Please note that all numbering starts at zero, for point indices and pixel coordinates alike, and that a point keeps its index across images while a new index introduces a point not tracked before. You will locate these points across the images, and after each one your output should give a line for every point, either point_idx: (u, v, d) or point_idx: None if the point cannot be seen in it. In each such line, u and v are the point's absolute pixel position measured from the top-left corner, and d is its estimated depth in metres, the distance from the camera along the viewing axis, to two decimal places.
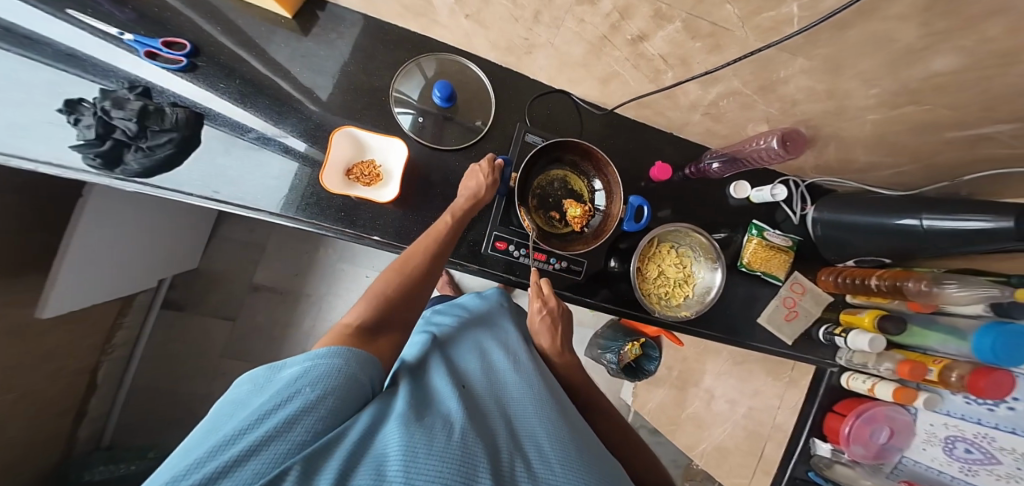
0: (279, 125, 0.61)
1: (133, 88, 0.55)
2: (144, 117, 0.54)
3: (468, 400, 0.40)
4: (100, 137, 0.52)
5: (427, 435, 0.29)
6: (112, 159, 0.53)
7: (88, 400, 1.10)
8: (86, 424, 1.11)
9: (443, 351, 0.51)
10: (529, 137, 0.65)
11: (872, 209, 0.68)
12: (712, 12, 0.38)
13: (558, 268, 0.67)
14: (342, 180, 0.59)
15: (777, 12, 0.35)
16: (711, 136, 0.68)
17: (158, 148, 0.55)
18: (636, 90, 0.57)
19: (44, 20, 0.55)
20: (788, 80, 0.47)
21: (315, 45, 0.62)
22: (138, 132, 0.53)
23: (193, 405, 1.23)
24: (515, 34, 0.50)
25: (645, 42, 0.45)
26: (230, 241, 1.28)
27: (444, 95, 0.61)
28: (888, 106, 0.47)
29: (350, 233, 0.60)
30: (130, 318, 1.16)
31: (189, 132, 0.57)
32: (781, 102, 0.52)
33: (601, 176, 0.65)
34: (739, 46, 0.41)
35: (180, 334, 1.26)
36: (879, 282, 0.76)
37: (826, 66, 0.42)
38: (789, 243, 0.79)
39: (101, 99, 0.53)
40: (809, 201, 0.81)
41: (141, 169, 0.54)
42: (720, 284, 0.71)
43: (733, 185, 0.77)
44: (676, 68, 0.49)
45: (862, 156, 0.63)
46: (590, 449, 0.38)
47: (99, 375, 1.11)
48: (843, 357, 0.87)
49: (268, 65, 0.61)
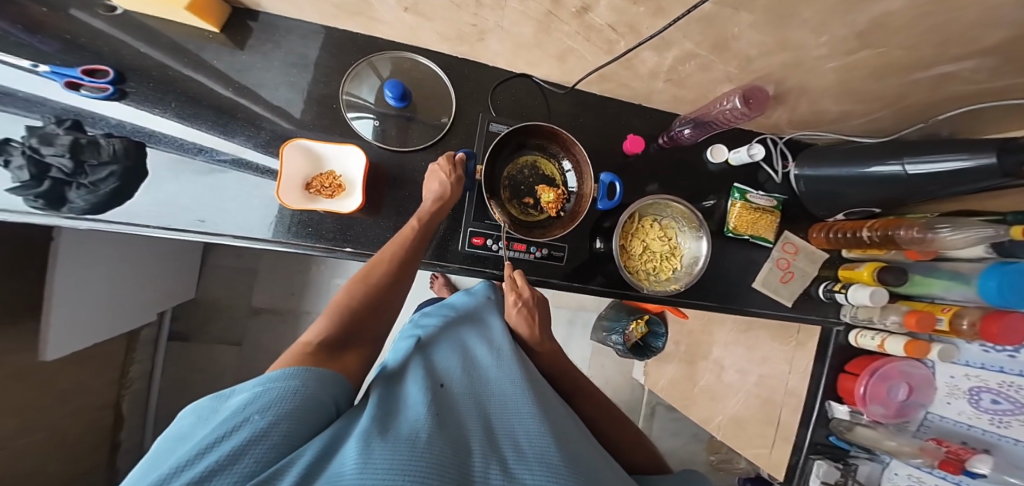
0: (233, 141, 0.62)
1: (61, 122, 0.56)
2: (78, 152, 0.55)
3: (443, 404, 0.40)
4: (37, 177, 0.54)
5: (388, 448, 0.29)
6: (56, 199, 0.55)
7: (120, 434, 1.13)
8: (123, 457, 1.15)
9: (423, 353, 0.51)
10: (493, 126, 0.65)
11: (853, 159, 0.68)
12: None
13: (539, 256, 0.69)
14: (300, 195, 0.60)
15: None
16: (678, 102, 0.67)
17: (100, 182, 0.56)
18: (593, 63, 0.57)
19: None
20: (739, 36, 0.46)
21: (251, 57, 0.62)
22: (75, 169, 0.55)
23: None
24: (462, 21, 0.50)
25: (589, 13, 0.45)
26: (224, 265, 1.30)
27: (396, 94, 0.61)
28: (845, 52, 0.47)
29: (323, 248, 0.62)
30: (141, 352, 1.18)
31: (129, 161, 0.58)
32: (738, 59, 0.52)
33: (569, 155, 0.66)
34: (681, 5, 0.41)
35: (194, 361, 1.28)
36: (870, 234, 0.76)
37: (773, 17, 0.42)
38: (773, 203, 0.78)
39: (29, 136, 0.54)
40: (789, 158, 0.80)
41: (88, 205, 0.56)
42: (706, 253, 0.70)
43: (710, 149, 0.76)
44: (627, 36, 0.49)
45: (831, 105, 0.62)
46: (569, 443, 0.38)
47: (124, 410, 1.14)
48: (847, 314, 0.88)
49: (219, 79, 0.62)
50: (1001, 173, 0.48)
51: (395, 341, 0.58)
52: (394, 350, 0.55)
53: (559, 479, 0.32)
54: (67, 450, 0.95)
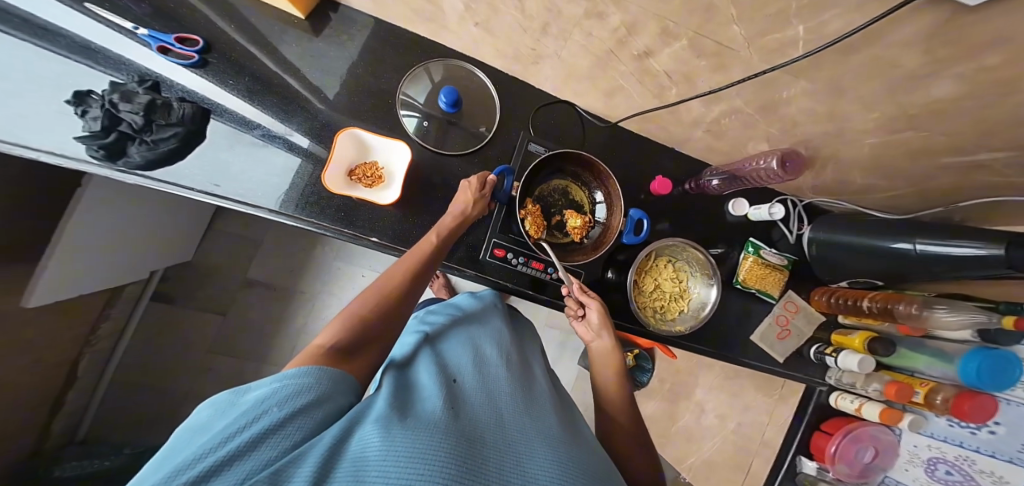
0: (285, 123, 0.62)
1: (142, 82, 0.54)
2: (151, 111, 0.53)
3: (454, 399, 0.41)
4: (106, 129, 0.51)
5: (409, 434, 0.30)
6: (116, 152, 0.52)
7: (66, 394, 1.07)
8: (62, 419, 1.07)
9: (431, 353, 0.52)
10: (531, 146, 0.66)
11: (870, 230, 0.68)
12: (719, 30, 0.38)
13: (556, 278, 0.66)
14: (344, 181, 0.59)
15: (786, 33, 0.36)
16: (711, 152, 0.68)
17: (162, 142, 0.54)
18: (640, 104, 0.57)
19: (63, 13, 0.57)
20: (790, 101, 0.47)
21: (326, 46, 0.63)
22: (143, 126, 0.53)
23: (177, 402, 1.21)
24: (523, 43, 0.51)
25: (651, 58, 0.46)
26: (227, 235, 1.27)
27: (450, 100, 0.61)
28: (887, 130, 0.48)
29: (348, 234, 0.60)
30: (118, 309, 1.13)
31: (194, 126, 0.57)
32: (782, 122, 0.53)
33: (602, 187, 0.65)
34: (744, 66, 0.42)
35: (171, 328, 1.23)
36: (870, 304, 0.77)
37: (827, 89, 0.43)
38: (784, 262, 0.79)
39: (110, 91, 0.53)
40: (805, 221, 0.81)
41: (144, 161, 0.53)
42: (715, 300, 0.71)
43: (733, 201, 0.77)
44: (681, 85, 0.49)
45: (857, 177, 0.64)
46: (574, 446, 0.40)
47: (79, 368, 1.08)
48: (834, 376, 0.86)
49: (279, 63, 0.62)
50: (1005, 263, 0.48)
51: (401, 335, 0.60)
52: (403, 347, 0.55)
53: (568, 475, 0.33)
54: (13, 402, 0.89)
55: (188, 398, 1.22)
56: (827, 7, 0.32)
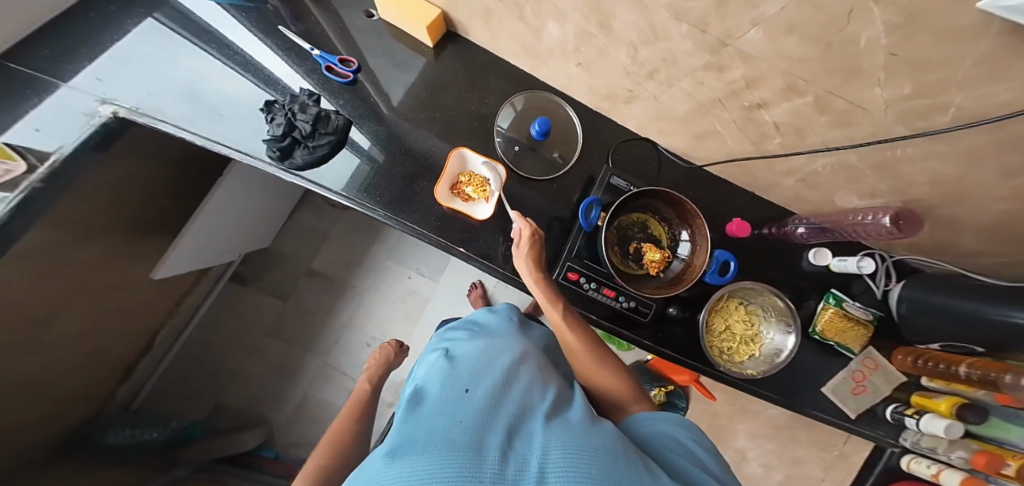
0: (391, 141, 0.65)
1: (311, 96, 0.63)
2: (318, 121, 0.61)
3: (460, 403, 0.40)
4: (283, 134, 0.60)
5: (413, 458, 0.30)
6: (284, 154, 0.60)
7: (139, 360, 1.16)
8: (128, 385, 1.16)
9: (446, 361, 0.54)
10: (615, 179, 0.63)
11: (974, 294, 0.60)
12: (857, 92, 0.36)
13: (625, 307, 0.64)
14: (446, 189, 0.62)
15: (934, 101, 0.33)
16: (796, 200, 0.65)
17: (321, 147, 0.61)
18: (731, 150, 0.56)
19: (254, 39, 0.68)
20: (913, 160, 0.44)
21: (442, 70, 0.68)
22: (310, 133, 0.60)
23: (224, 380, 1.30)
24: (621, 85, 0.51)
25: (763, 110, 0.44)
26: (289, 232, 1.35)
27: (542, 130, 0.61)
28: (1022, 202, 0.44)
29: (442, 242, 0.62)
30: (202, 285, 1.23)
31: (344, 136, 0.63)
32: (896, 179, 0.49)
33: (687, 225, 0.63)
34: (872, 124, 0.40)
35: (232, 311, 1.32)
36: (969, 370, 0.70)
37: (965, 156, 0.40)
38: (869, 317, 0.72)
39: (292, 102, 0.62)
40: (893, 277, 0.75)
41: (303, 163, 0.60)
42: (792, 348, 0.66)
43: (816, 250, 0.69)
44: (787, 136, 0.48)
45: (966, 242, 0.57)
46: (584, 421, 0.37)
47: (159, 336, 1.18)
48: (908, 438, 0.79)
49: (389, 88, 0.68)
50: None
51: (424, 356, 0.64)
52: (426, 367, 0.57)
53: (577, 446, 0.32)
54: (102, 368, 0.99)
55: (239, 378, 1.30)
56: (994, 94, 0.30)
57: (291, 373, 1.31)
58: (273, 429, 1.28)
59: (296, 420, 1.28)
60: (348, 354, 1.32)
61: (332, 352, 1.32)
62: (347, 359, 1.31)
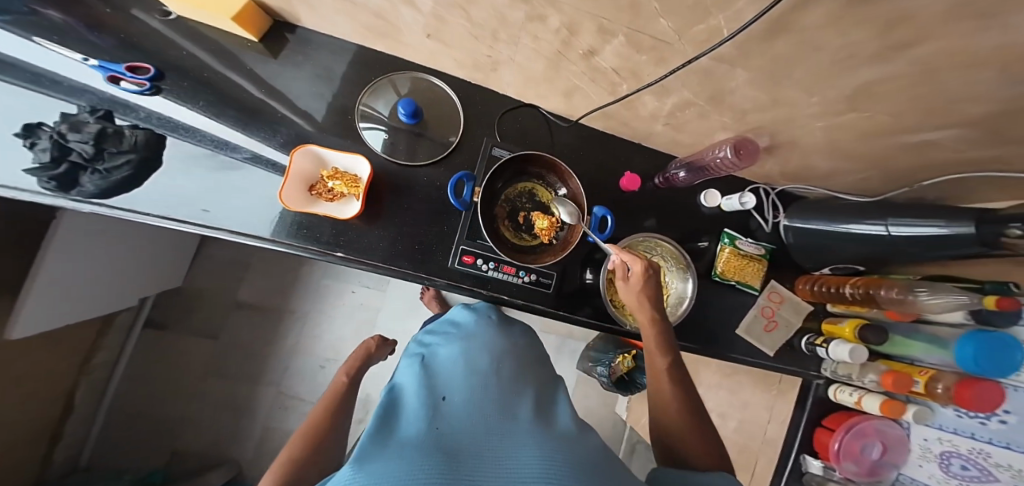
0: (267, 138, 0.68)
1: (94, 114, 0.64)
2: (101, 141, 0.63)
3: (441, 420, 0.45)
4: (55, 160, 0.61)
5: (392, 461, 0.35)
6: (68, 182, 0.60)
7: (63, 423, 1.08)
8: (62, 447, 1.09)
9: (427, 370, 0.57)
10: (496, 151, 0.69)
11: (841, 215, 0.66)
12: (651, 27, 0.41)
13: (527, 281, 0.69)
14: (303, 198, 0.63)
15: (708, 25, 0.37)
16: (675, 145, 0.70)
17: (115, 170, 0.63)
18: (597, 102, 0.62)
19: (22, 47, 0.64)
20: (735, 91, 0.50)
21: (282, 66, 0.70)
22: (95, 155, 0.62)
23: (169, 426, 1.22)
24: (479, 52, 0.57)
25: (595, 56, 0.50)
26: (216, 258, 1.30)
27: (408, 112, 0.66)
28: (832, 114, 0.49)
29: (316, 250, 0.65)
30: (110, 337, 1.15)
31: (147, 152, 0.65)
32: (732, 111, 0.55)
33: (566, 184, 0.66)
34: (680, 56, 0.45)
35: (165, 353, 1.25)
36: (853, 291, 0.73)
37: (766, 78, 0.45)
38: (762, 252, 0.77)
39: (61, 123, 0.63)
40: (779, 208, 0.81)
41: (96, 189, 0.61)
42: (693, 294, 0.69)
43: (705, 193, 0.75)
44: (629, 80, 0.54)
45: (820, 161, 0.65)
46: (558, 439, 0.43)
47: (76, 398, 1.10)
48: (829, 369, 0.85)
49: (258, 84, 0.69)
50: (978, 241, 0.46)
51: (402, 358, 0.66)
52: (403, 373, 0.60)
53: (542, 458, 0.38)
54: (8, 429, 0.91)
55: (185, 420, 1.23)
56: (743, 14, 0.34)
57: (241, 405, 1.25)
58: (240, 465, 1.21)
59: (262, 453, 1.23)
60: (305, 377, 1.28)
61: (286, 379, 1.27)
62: (305, 383, 1.27)
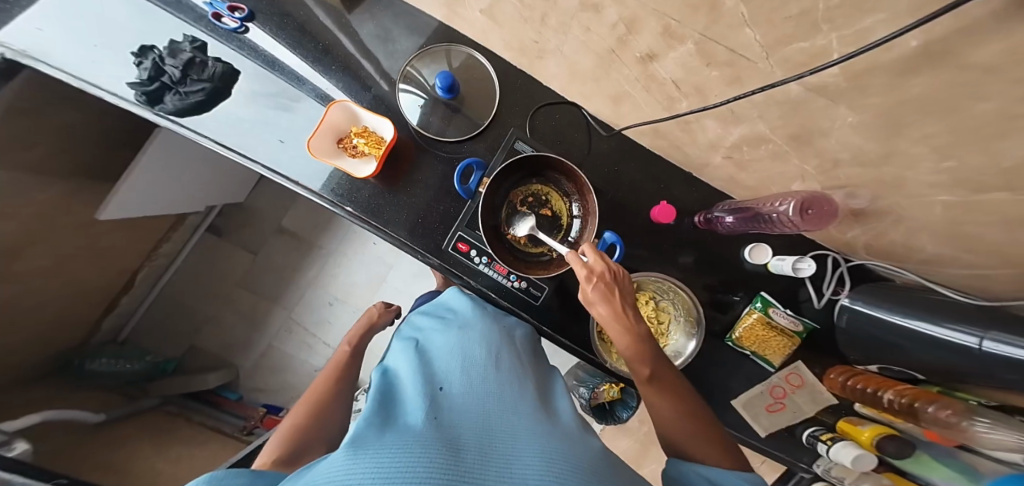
0: (326, 78, 0.67)
1: (193, 43, 0.67)
2: (188, 68, 0.65)
3: (439, 409, 0.38)
4: (151, 78, 0.65)
5: (383, 454, 0.28)
6: (154, 99, 0.65)
7: (121, 297, 1.20)
8: (111, 320, 1.22)
9: (422, 356, 0.51)
10: (518, 145, 0.63)
11: (916, 308, 0.48)
12: (729, 35, 0.36)
13: (517, 287, 0.65)
14: (331, 149, 0.62)
15: (811, 43, 0.32)
16: (732, 184, 0.59)
17: (191, 93, 0.65)
18: (648, 116, 0.54)
19: None
20: (830, 132, 0.40)
21: (353, 20, 0.67)
22: (179, 79, 0.65)
23: (200, 324, 1.34)
24: (527, 35, 0.54)
25: (655, 62, 0.45)
26: (266, 184, 1.36)
27: (444, 85, 0.62)
28: (957, 195, 0.35)
29: (329, 199, 0.64)
30: (179, 234, 1.26)
31: (220, 84, 0.66)
32: (820, 159, 0.45)
33: (582, 199, 0.60)
34: (762, 80, 0.38)
35: (210, 260, 1.35)
36: (894, 399, 0.57)
37: (877, 124, 0.36)
38: (799, 328, 0.64)
39: (166, 48, 0.66)
40: (845, 283, 0.63)
41: (174, 108, 0.65)
42: (690, 355, 0.62)
43: (752, 246, 0.65)
44: (691, 98, 0.46)
45: (910, 252, 0.50)
46: (574, 441, 0.36)
47: (136, 279, 1.22)
48: (821, 465, 0.68)
49: (331, 23, 0.67)
50: None
51: (392, 342, 0.60)
52: (395, 361, 0.53)
53: (560, 458, 0.31)
54: (81, 296, 1.03)
55: (209, 320, 1.35)
56: (868, 35, 0.28)
57: (255, 321, 1.35)
58: (238, 372, 1.33)
59: (260, 371, 1.33)
60: (309, 312, 1.34)
61: (297, 307, 1.35)
62: (310, 316, 1.34)
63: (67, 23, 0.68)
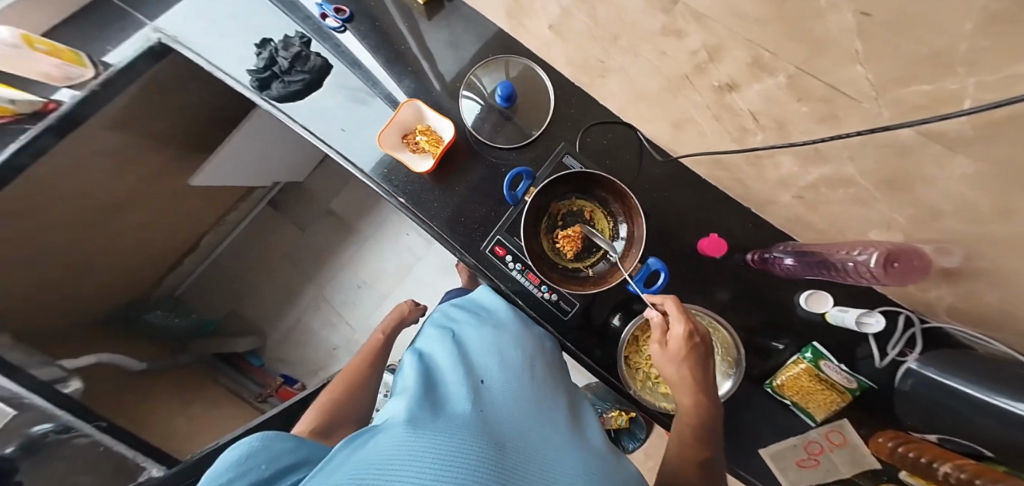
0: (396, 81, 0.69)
1: (303, 39, 0.71)
2: (296, 60, 0.68)
3: (479, 402, 0.39)
4: (264, 67, 0.69)
5: (434, 439, 0.29)
6: (264, 85, 0.69)
7: (186, 256, 1.31)
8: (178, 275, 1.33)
9: (459, 345, 0.52)
10: (566, 159, 0.63)
11: (1006, 387, 0.41)
12: (834, 70, 0.34)
13: (546, 298, 0.64)
14: (395, 142, 0.64)
15: (939, 86, 0.28)
16: (794, 225, 0.55)
17: (293, 83, 0.68)
18: (711, 146, 0.51)
19: None
20: (928, 184, 0.35)
21: (429, 27, 0.69)
22: (286, 69, 0.68)
23: (248, 289, 1.44)
24: (593, 55, 0.55)
25: (734, 92, 0.43)
26: (325, 167, 1.43)
27: (505, 94, 0.62)
28: None
29: (384, 189, 0.67)
30: (246, 204, 1.35)
31: (317, 77, 0.69)
32: (902, 216, 0.41)
33: (629, 221, 0.59)
34: (864, 120, 0.35)
35: (264, 232, 1.44)
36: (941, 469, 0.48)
37: (979, 191, 0.31)
38: (852, 386, 0.58)
39: (283, 42, 0.70)
40: (915, 346, 0.57)
41: (278, 95, 0.69)
42: (723, 395, 0.59)
43: (810, 292, 0.60)
44: (768, 132, 0.43)
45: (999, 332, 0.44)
46: (609, 465, 0.36)
47: (202, 242, 1.32)
48: None
49: (408, 30, 0.70)
50: None
51: (427, 327, 0.61)
52: (428, 346, 0.54)
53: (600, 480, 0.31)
54: (156, 253, 1.13)
55: (252, 289, 1.44)
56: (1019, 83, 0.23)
57: (293, 296, 1.43)
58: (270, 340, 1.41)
59: (291, 343, 1.40)
60: (340, 292, 1.40)
61: (330, 286, 1.41)
62: (339, 296, 1.40)
63: (202, 14, 0.75)
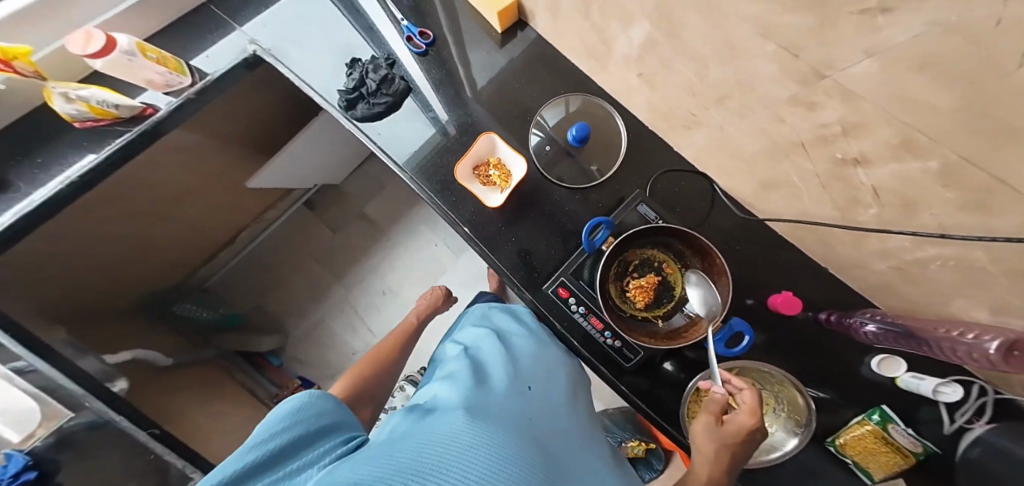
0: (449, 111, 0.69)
1: (388, 60, 0.70)
2: (382, 83, 0.68)
3: (522, 407, 0.42)
4: (353, 88, 0.68)
5: (492, 440, 0.32)
6: (350, 105, 0.68)
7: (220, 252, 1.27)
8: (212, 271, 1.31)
9: (503, 343, 0.55)
10: (641, 208, 0.60)
11: None
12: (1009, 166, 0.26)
13: (609, 345, 0.59)
14: (468, 173, 0.63)
15: None
16: (878, 292, 0.53)
17: (378, 105, 0.68)
18: (805, 208, 0.49)
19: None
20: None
21: (502, 57, 0.70)
22: (373, 91, 0.68)
23: (274, 287, 1.41)
24: (685, 106, 0.52)
25: (860, 167, 0.37)
26: (364, 172, 1.43)
27: (578, 135, 0.61)
28: None
29: (450, 218, 0.65)
30: (284, 204, 1.33)
31: (399, 99, 0.69)
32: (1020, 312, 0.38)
33: (709, 279, 0.56)
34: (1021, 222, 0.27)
35: (295, 230, 1.42)
36: None
37: None
38: (918, 449, 0.54)
39: (370, 63, 0.70)
40: (985, 415, 0.51)
41: (362, 116, 0.68)
42: (789, 454, 0.56)
43: (883, 357, 0.57)
44: (879, 209, 0.40)
45: None
46: None
47: (237, 239, 1.28)
48: None
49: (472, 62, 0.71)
50: None
51: (470, 317, 0.64)
52: (472, 337, 0.58)
53: None
54: (194, 249, 1.10)
55: (280, 286, 1.41)
56: None
57: (320, 298, 1.41)
58: (290, 341, 1.40)
59: (312, 346, 1.39)
60: (364, 297, 1.39)
61: (356, 291, 1.40)
62: (362, 300, 1.39)
63: (284, 30, 0.74)
